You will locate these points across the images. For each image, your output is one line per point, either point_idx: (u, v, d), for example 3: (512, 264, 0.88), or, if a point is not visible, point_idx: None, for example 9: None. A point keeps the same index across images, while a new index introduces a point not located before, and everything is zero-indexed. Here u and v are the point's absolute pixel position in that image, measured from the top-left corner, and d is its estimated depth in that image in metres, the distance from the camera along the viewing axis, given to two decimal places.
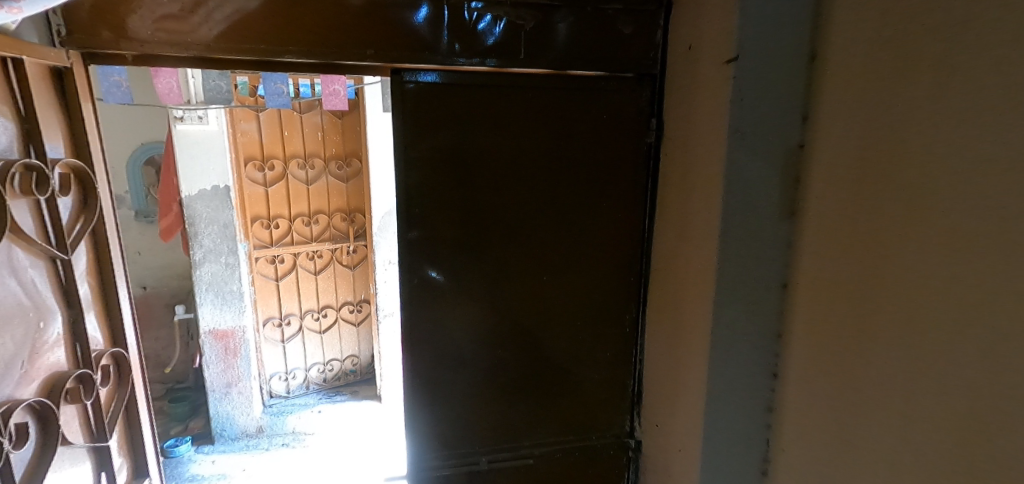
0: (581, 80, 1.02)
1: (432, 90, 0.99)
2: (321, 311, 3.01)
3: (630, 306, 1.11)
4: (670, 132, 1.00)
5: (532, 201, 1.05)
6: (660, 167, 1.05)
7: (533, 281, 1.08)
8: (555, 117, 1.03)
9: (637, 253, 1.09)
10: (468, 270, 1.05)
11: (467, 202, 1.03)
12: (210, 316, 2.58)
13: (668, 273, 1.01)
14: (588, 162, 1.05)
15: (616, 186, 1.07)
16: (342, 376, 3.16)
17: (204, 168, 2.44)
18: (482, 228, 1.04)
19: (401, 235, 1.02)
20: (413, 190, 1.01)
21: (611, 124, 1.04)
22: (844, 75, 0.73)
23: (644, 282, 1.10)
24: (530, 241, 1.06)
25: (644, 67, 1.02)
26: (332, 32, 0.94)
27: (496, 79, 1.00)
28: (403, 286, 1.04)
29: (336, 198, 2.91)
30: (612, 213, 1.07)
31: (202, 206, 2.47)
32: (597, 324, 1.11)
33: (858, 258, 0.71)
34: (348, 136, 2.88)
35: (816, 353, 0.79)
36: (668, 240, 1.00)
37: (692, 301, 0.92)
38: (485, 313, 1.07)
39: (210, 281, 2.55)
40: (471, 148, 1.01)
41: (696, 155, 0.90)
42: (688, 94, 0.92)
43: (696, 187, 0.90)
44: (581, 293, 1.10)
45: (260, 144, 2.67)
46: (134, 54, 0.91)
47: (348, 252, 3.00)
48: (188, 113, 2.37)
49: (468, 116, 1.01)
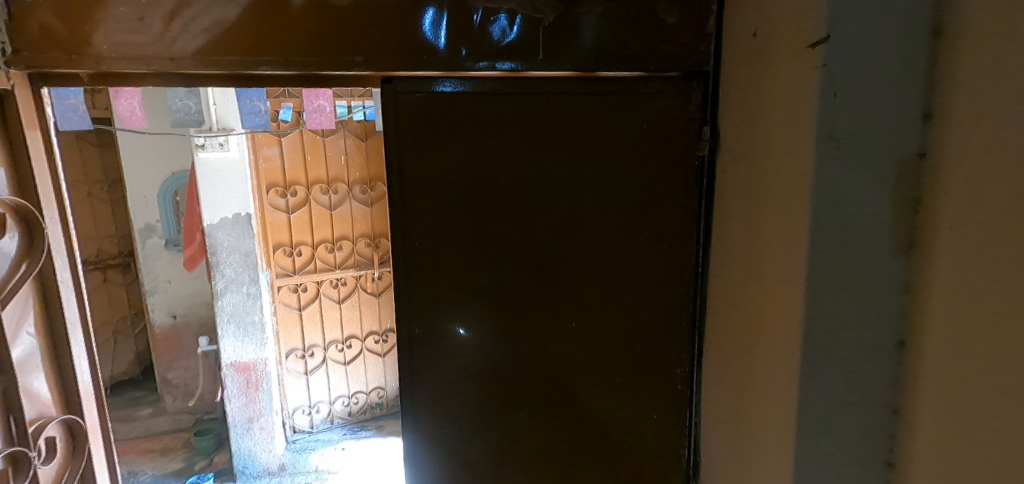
0: (615, 83, 0.84)
1: (436, 103, 0.83)
2: (345, 342, 2.89)
3: (682, 357, 0.91)
4: (731, 144, 0.80)
5: (556, 231, 0.87)
6: (716, 186, 0.85)
7: (562, 328, 0.90)
8: (583, 131, 0.85)
9: (690, 293, 0.89)
10: (480, 316, 0.88)
11: (478, 235, 0.86)
12: (231, 348, 2.48)
13: (733, 320, 0.80)
14: (627, 184, 0.86)
15: (662, 210, 0.87)
16: (368, 410, 3.02)
17: (226, 195, 2.36)
18: (495, 266, 0.88)
19: (400, 274, 0.87)
20: (413, 223, 0.85)
21: (654, 136, 0.85)
22: (986, 49, 0.51)
23: (699, 329, 0.90)
24: (557, 281, 0.88)
25: (692, 64, 0.83)
26: (316, 38, 0.79)
27: (511, 85, 0.83)
28: (403, 334, 0.88)
29: (361, 224, 2.81)
30: (657, 246, 0.88)
31: (224, 234, 2.38)
32: (642, 381, 0.92)
33: (1008, 313, 0.49)
34: (372, 160, 2.79)
35: (942, 440, 0.57)
36: (732, 278, 0.80)
37: (768, 358, 0.71)
38: (501, 366, 0.90)
39: (231, 313, 2.45)
40: (480, 171, 0.85)
41: (768, 172, 0.70)
42: (754, 93, 0.73)
43: (771, 211, 0.70)
44: (622, 344, 0.90)
45: (282, 170, 2.58)
46: (90, 72, 0.78)
47: (372, 279, 2.89)
48: (208, 141, 2.30)
49: (478, 132, 0.84)
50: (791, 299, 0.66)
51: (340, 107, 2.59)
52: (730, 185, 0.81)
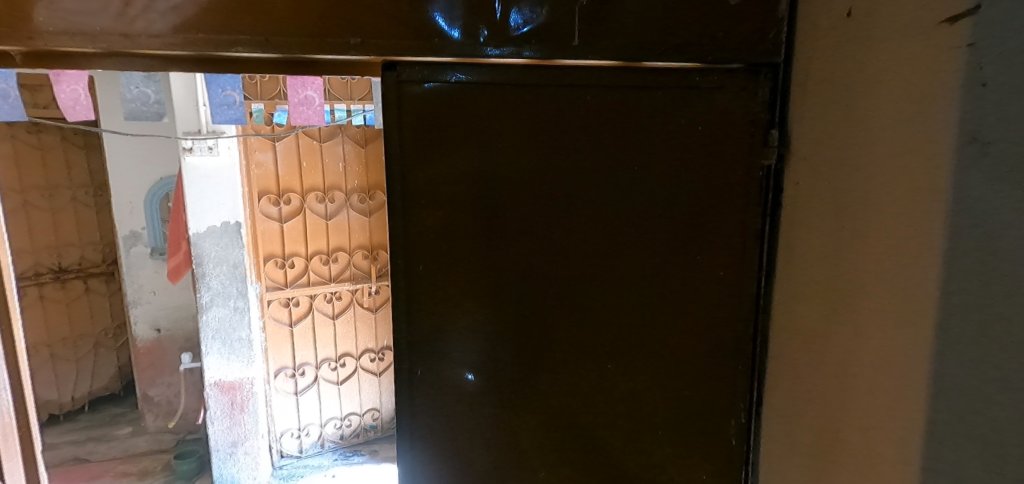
0: (668, 75, 0.72)
1: (447, 97, 0.70)
2: (338, 360, 2.72)
3: (738, 400, 0.78)
4: (810, 153, 0.69)
5: (598, 251, 0.74)
6: (783, 199, 0.74)
7: (591, 367, 0.76)
8: (634, 134, 0.73)
9: (751, 324, 0.77)
10: (494, 352, 0.75)
11: (497, 255, 0.73)
12: (216, 366, 2.33)
13: (822, 363, 0.68)
14: (680, 194, 0.74)
15: (723, 228, 0.75)
16: (361, 433, 2.85)
17: (214, 203, 2.21)
18: (515, 291, 0.74)
19: (401, 304, 0.73)
20: (417, 243, 0.72)
21: (710, 141, 0.74)
22: None
23: (760, 366, 0.78)
24: (598, 308, 0.75)
25: (762, 54, 0.71)
26: (298, 13, 0.65)
27: (539, 76, 0.71)
28: (403, 376, 0.74)
29: (358, 235, 2.66)
30: (712, 271, 0.76)
31: (212, 244, 2.24)
32: (690, 431, 0.78)
33: None
34: (373, 167, 2.65)
35: None
36: (820, 311, 0.68)
37: (875, 412, 0.60)
38: (519, 414, 0.76)
39: (216, 329, 2.31)
40: (500, 181, 0.72)
41: (881, 191, 0.59)
42: (855, 94, 0.62)
43: (888, 234, 0.58)
44: (673, 384, 0.77)
45: (276, 177, 2.43)
46: (21, 51, 0.64)
47: (369, 293, 2.73)
48: (197, 143, 2.16)
49: (501, 132, 0.71)
50: (923, 343, 0.54)
51: (339, 110, 2.45)
52: (810, 201, 0.69)
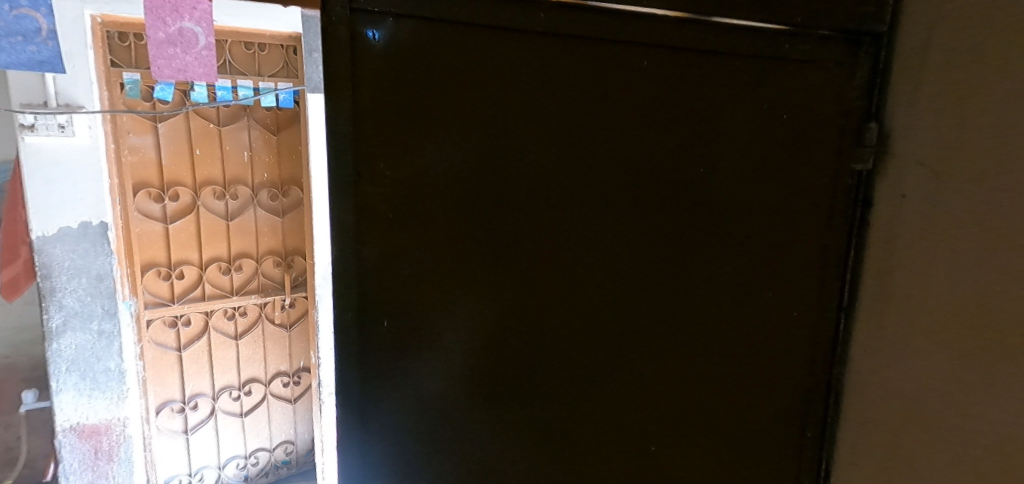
0: (752, 36, 0.64)
1: (399, 48, 0.57)
2: (242, 388, 2.34)
3: (810, 396, 0.75)
4: (924, 152, 0.65)
5: (675, 253, 0.68)
6: (874, 202, 0.70)
7: (596, 383, 0.69)
8: (728, 121, 0.66)
9: (831, 334, 0.74)
10: (473, 401, 0.66)
11: (486, 269, 0.63)
12: (71, 407, 1.83)
13: (932, 367, 0.65)
14: (745, 183, 0.68)
15: (809, 219, 0.70)
16: (271, 471, 2.51)
17: (67, 198, 1.73)
18: (498, 322, 0.64)
19: (351, 362, 0.61)
20: (373, 291, 0.61)
21: (793, 128, 0.68)
22: None
23: (838, 365, 0.75)
24: (672, 311, 0.69)
25: (862, 20, 0.66)
26: None
27: (610, 26, 0.61)
28: (354, 450, 0.63)
29: (268, 238, 2.27)
30: (790, 262, 0.71)
31: (65, 250, 1.76)
32: (749, 433, 0.75)
33: None
34: (286, 159, 2.25)
35: None
36: (938, 314, 0.64)
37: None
38: (510, 465, 0.69)
39: (73, 359, 1.81)
40: (489, 193, 0.61)
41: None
42: (999, 73, 0.59)
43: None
44: (745, 385, 0.74)
45: (158, 166, 1.99)
46: None
47: (282, 307, 2.35)
48: (43, 119, 1.65)
49: (487, 123, 0.60)
50: None
51: (243, 88, 2.03)
52: (920, 193, 0.65)
